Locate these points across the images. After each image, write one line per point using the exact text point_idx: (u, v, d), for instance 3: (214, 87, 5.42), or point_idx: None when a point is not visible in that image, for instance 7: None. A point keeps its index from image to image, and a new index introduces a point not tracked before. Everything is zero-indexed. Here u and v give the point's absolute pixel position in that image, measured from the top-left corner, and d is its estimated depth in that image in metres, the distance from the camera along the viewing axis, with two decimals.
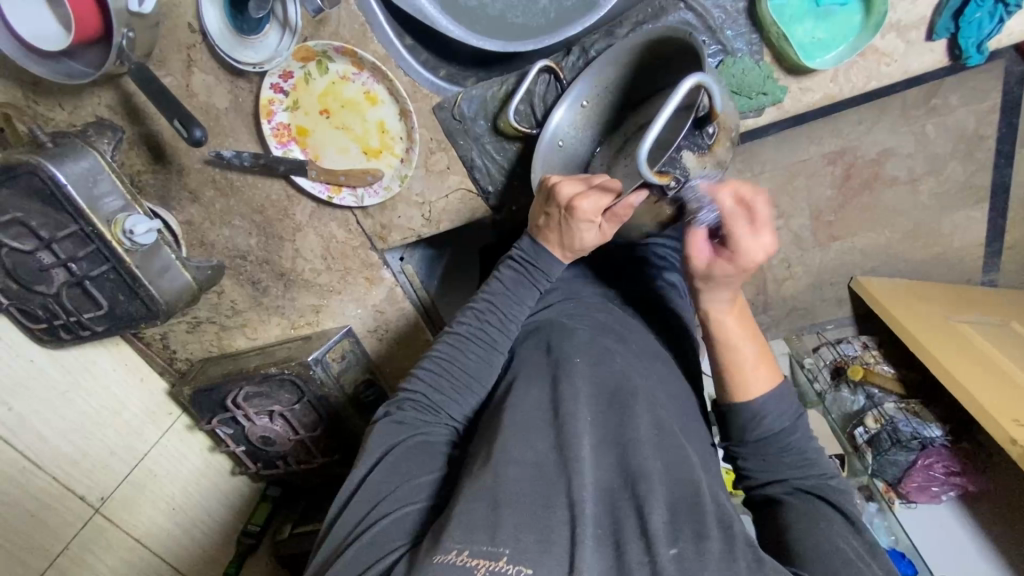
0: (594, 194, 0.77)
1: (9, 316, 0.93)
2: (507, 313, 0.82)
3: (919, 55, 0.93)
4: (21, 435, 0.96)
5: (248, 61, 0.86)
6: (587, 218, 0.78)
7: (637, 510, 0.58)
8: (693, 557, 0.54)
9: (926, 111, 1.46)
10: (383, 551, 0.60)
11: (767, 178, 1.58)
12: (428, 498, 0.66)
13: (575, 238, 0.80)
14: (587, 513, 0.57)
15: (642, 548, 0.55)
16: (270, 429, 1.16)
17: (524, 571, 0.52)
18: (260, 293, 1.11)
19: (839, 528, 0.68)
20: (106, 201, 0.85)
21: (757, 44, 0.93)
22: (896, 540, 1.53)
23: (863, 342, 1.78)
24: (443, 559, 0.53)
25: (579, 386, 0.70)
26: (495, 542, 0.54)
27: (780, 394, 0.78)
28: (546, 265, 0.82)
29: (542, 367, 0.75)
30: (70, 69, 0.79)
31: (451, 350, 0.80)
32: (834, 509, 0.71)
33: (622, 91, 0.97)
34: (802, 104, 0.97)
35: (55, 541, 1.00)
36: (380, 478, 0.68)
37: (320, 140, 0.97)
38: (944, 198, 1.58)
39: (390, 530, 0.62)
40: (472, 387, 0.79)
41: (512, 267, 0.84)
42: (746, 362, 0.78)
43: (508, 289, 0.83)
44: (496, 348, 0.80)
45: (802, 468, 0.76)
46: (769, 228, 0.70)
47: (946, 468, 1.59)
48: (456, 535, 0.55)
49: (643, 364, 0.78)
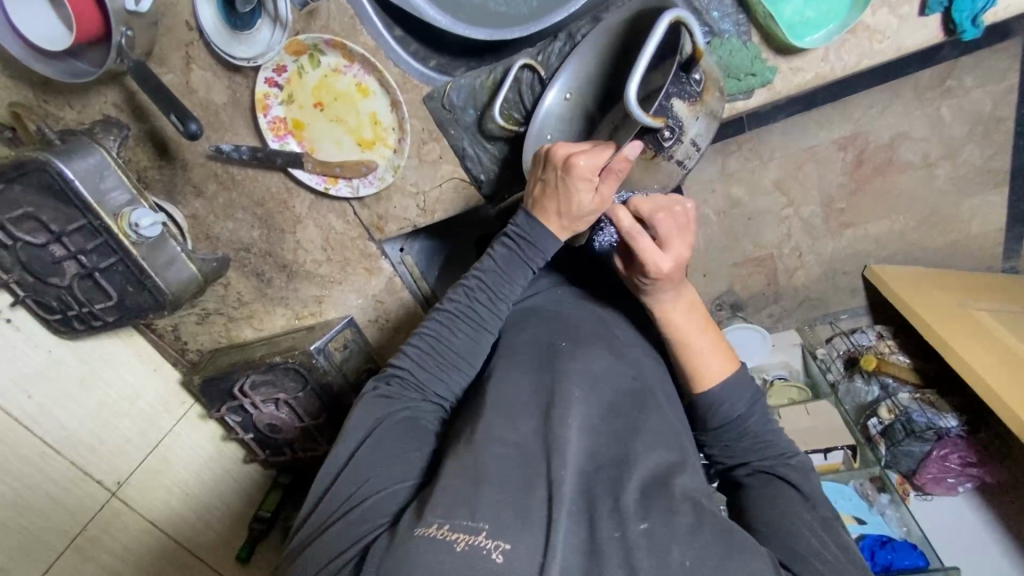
0: (589, 153, 0.77)
1: (27, 307, 0.98)
2: (497, 292, 0.81)
3: (913, 31, 0.91)
4: (39, 420, 1.01)
5: (243, 56, 0.88)
6: (583, 176, 0.77)
7: (613, 491, 0.62)
8: (663, 530, 0.59)
9: (941, 92, 1.42)
10: (371, 526, 0.64)
11: (775, 164, 1.55)
12: (416, 476, 0.70)
13: (572, 202, 0.79)
14: (564, 491, 0.61)
15: (614, 523, 0.59)
16: (276, 417, 1.20)
17: (501, 546, 0.57)
18: (264, 284, 1.14)
19: (791, 506, 0.69)
20: (112, 195, 0.88)
21: (744, 24, 0.92)
22: (907, 532, 1.46)
23: (878, 332, 1.75)
24: (424, 533, 0.58)
25: (560, 373, 0.73)
26: (475, 518, 0.59)
27: (741, 375, 0.80)
28: (540, 243, 0.80)
29: (529, 354, 0.78)
30: (74, 68, 0.83)
31: (440, 327, 0.81)
32: (789, 486, 0.72)
33: (603, 80, 0.98)
34: (792, 84, 0.95)
35: (73, 521, 1.05)
36: (371, 457, 0.70)
37: (315, 133, 0.99)
38: (959, 182, 1.53)
39: (377, 507, 0.66)
40: (459, 366, 0.80)
41: (504, 245, 0.82)
42: (705, 351, 0.80)
43: (500, 267, 0.81)
44: (485, 327, 0.80)
45: (761, 451, 0.77)
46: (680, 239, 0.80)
47: (962, 460, 1.55)
48: (436, 511, 0.60)
49: (623, 352, 0.81)
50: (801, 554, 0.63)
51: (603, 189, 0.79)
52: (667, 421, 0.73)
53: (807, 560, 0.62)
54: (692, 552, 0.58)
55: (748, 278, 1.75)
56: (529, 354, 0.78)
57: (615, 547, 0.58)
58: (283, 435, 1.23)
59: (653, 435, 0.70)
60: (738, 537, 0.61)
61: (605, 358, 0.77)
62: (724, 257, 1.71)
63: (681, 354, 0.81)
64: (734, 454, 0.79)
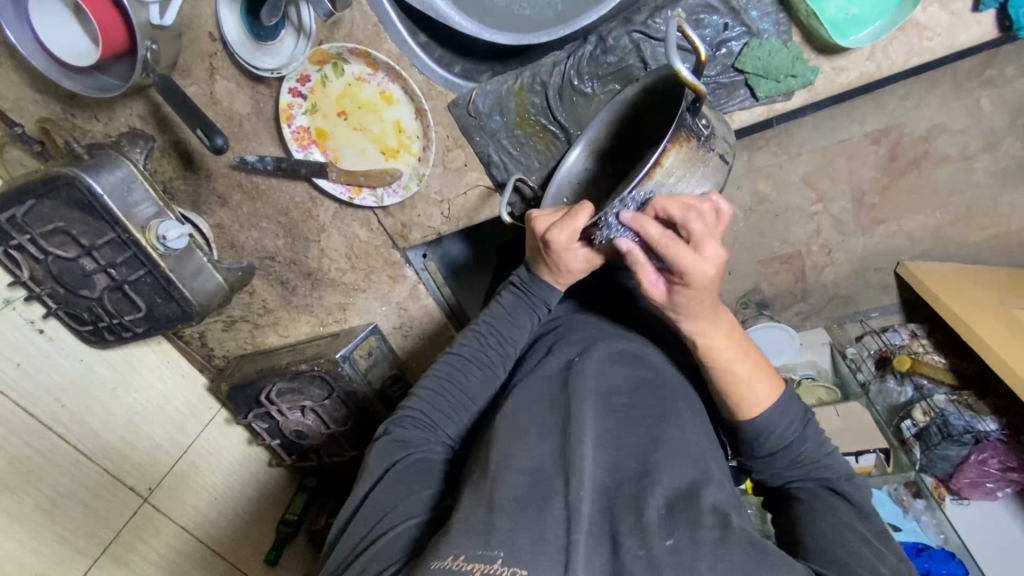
0: (565, 223, 0.76)
1: (60, 319, 0.99)
2: (506, 336, 0.85)
3: (966, 28, 0.86)
4: (72, 429, 1.03)
5: (267, 67, 0.88)
6: (565, 247, 0.77)
7: (634, 507, 0.61)
8: (689, 545, 0.59)
9: (980, 83, 1.36)
10: (389, 559, 0.62)
11: (805, 160, 1.50)
12: (425, 510, 0.68)
13: (561, 265, 0.80)
14: (582, 509, 0.60)
15: (638, 542, 0.58)
16: (303, 423, 1.21)
17: (519, 572, 0.55)
18: (289, 292, 1.14)
19: (842, 517, 0.68)
20: (140, 209, 0.88)
21: (785, 23, 0.88)
22: (945, 539, 1.44)
23: (911, 330, 1.69)
24: (441, 565, 0.55)
25: (575, 388, 0.72)
26: (489, 546, 0.57)
27: (783, 404, 0.75)
28: (545, 293, 0.85)
29: (544, 371, 0.78)
30: (99, 82, 0.82)
31: (450, 369, 0.83)
32: (841, 500, 0.71)
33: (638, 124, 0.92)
34: (835, 85, 0.91)
35: (108, 528, 1.07)
36: (387, 495, 0.70)
37: (339, 142, 0.98)
38: (1001, 176, 1.47)
39: (391, 545, 0.64)
40: (469, 408, 0.82)
41: (512, 292, 0.87)
42: (747, 381, 0.73)
43: (508, 313, 0.86)
44: (494, 370, 0.84)
45: (813, 472, 0.75)
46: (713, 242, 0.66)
47: (1001, 465, 1.49)
48: (455, 542, 0.58)
49: (637, 360, 0.80)
50: (846, 563, 0.62)
51: (592, 249, 0.78)
52: (687, 440, 0.71)
53: (849, 566, 0.62)
54: (721, 563, 0.57)
55: (776, 277, 1.70)
56: (543, 374, 0.77)
57: (641, 563, 0.57)
58: (309, 441, 1.24)
59: (672, 449, 0.68)
60: (767, 549, 0.59)
61: (620, 373, 0.76)
62: (750, 255, 1.67)
63: (720, 380, 0.74)
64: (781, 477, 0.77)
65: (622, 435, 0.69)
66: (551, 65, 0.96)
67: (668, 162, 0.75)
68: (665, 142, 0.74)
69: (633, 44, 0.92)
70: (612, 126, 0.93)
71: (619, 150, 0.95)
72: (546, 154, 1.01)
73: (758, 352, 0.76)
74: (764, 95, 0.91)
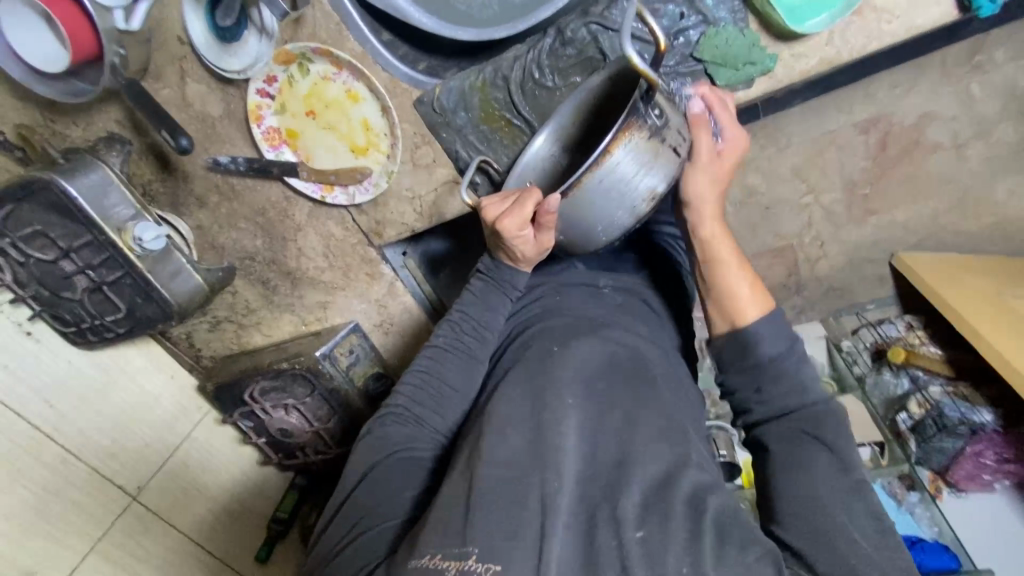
0: (514, 210, 0.76)
1: (45, 321, 1.02)
2: (481, 322, 0.83)
3: (925, 9, 0.86)
4: (60, 428, 1.05)
5: (233, 69, 0.89)
6: (515, 235, 0.77)
7: (610, 499, 0.61)
8: (658, 538, 0.58)
9: (969, 69, 1.34)
10: (372, 555, 0.65)
11: (793, 151, 1.48)
12: (407, 512, 0.69)
13: (515, 252, 0.80)
14: (559, 504, 0.61)
15: (611, 532, 0.59)
16: (287, 422, 1.22)
17: (493, 568, 0.57)
18: (270, 291, 1.15)
19: (823, 473, 0.66)
20: (116, 211, 0.90)
21: (740, 11, 0.88)
22: (939, 532, 1.41)
23: (907, 322, 1.66)
24: (418, 564, 0.58)
25: (553, 381, 0.71)
26: (466, 542, 0.59)
27: (773, 328, 0.75)
28: (512, 277, 0.84)
29: (523, 365, 0.76)
30: (75, 88, 0.84)
31: (430, 363, 0.83)
32: (823, 448, 0.68)
33: (591, 117, 0.93)
34: (795, 73, 0.90)
35: (97, 526, 1.09)
36: (367, 494, 0.71)
37: (309, 141, 1.00)
38: (994, 163, 1.45)
39: (372, 542, 0.66)
40: (454, 398, 0.81)
41: (481, 279, 0.85)
42: (740, 281, 0.79)
43: (479, 300, 0.84)
44: (476, 359, 0.82)
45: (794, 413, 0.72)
46: (708, 162, 0.73)
47: (998, 457, 1.47)
48: (430, 541, 0.60)
49: (619, 352, 0.76)
50: (826, 534, 0.62)
51: (541, 235, 0.78)
52: (668, 420, 0.70)
53: None
54: (689, 557, 0.57)
55: (769, 270, 1.68)
56: (526, 364, 0.76)
57: (613, 556, 0.58)
58: (294, 439, 1.24)
59: (651, 435, 0.67)
60: (737, 536, 0.59)
61: (598, 360, 0.74)
62: (742, 248, 1.65)
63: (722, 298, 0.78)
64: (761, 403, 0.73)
65: (604, 422, 0.68)
66: (512, 60, 0.97)
67: (619, 152, 0.76)
68: (614, 130, 0.75)
69: (591, 36, 0.92)
70: (575, 117, 0.93)
71: (581, 143, 0.95)
72: (513, 147, 1.03)
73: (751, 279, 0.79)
74: (724, 83, 0.90)
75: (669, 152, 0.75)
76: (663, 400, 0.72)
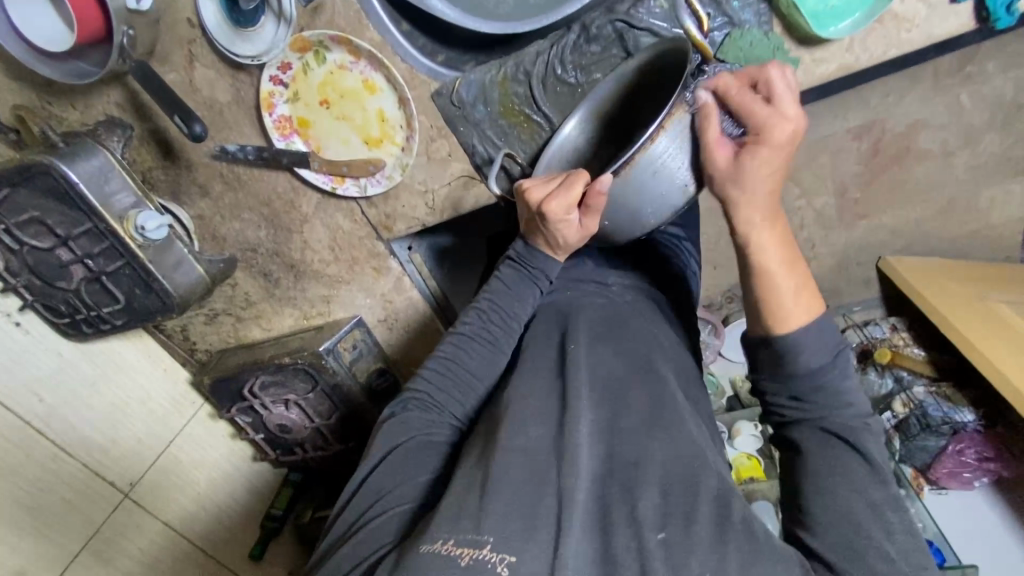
0: (561, 193, 0.76)
1: (35, 312, 0.97)
2: (509, 312, 0.84)
3: (943, 19, 0.89)
4: (52, 425, 1.01)
5: (247, 54, 0.87)
6: (561, 218, 0.77)
7: (628, 498, 0.61)
8: (680, 539, 0.57)
9: (961, 79, 1.38)
10: (379, 543, 0.63)
11: (789, 155, 1.51)
12: (417, 497, 0.68)
13: (556, 237, 0.80)
14: (577, 498, 0.60)
15: (631, 532, 0.58)
16: (287, 418, 1.19)
17: (508, 559, 0.55)
18: (272, 284, 1.12)
19: (858, 481, 0.64)
20: (117, 198, 0.87)
21: (765, 14, 0.89)
22: (923, 527, 1.45)
23: (892, 325, 1.70)
24: (430, 548, 0.56)
25: (571, 378, 0.71)
26: (480, 530, 0.57)
27: (817, 331, 0.70)
28: (544, 265, 0.84)
29: (537, 365, 0.77)
30: (77, 69, 0.81)
31: (454, 349, 0.83)
32: (854, 459, 0.66)
33: (617, 109, 0.95)
34: (816, 76, 0.93)
35: (88, 524, 1.05)
36: (383, 478, 0.70)
37: (322, 131, 0.98)
38: (979, 170, 1.50)
39: (381, 528, 0.65)
40: (474, 387, 0.81)
41: (511, 265, 0.86)
42: (787, 285, 0.71)
43: (508, 288, 0.84)
44: (499, 348, 0.83)
45: (832, 423, 0.70)
46: (785, 106, 0.69)
47: (978, 455, 1.52)
48: (442, 527, 0.58)
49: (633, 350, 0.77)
50: (855, 548, 0.60)
51: (586, 218, 0.78)
52: (687, 423, 0.70)
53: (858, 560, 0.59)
54: (712, 561, 0.56)
55: None
56: (543, 365, 0.77)
57: (632, 556, 0.56)
58: (294, 436, 1.22)
59: (670, 437, 0.67)
60: (759, 537, 0.59)
61: (612, 361, 0.75)
62: None
63: (764, 301, 0.72)
64: (793, 412, 0.71)
65: (620, 423, 0.68)
66: (535, 55, 0.97)
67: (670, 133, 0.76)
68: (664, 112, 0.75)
69: (616, 33, 0.94)
70: (601, 108, 0.95)
71: (605, 135, 0.97)
72: (532, 142, 1.02)
73: (803, 270, 0.73)
74: None
75: (612, 179, 0.71)
76: (667, 395, 0.72)
